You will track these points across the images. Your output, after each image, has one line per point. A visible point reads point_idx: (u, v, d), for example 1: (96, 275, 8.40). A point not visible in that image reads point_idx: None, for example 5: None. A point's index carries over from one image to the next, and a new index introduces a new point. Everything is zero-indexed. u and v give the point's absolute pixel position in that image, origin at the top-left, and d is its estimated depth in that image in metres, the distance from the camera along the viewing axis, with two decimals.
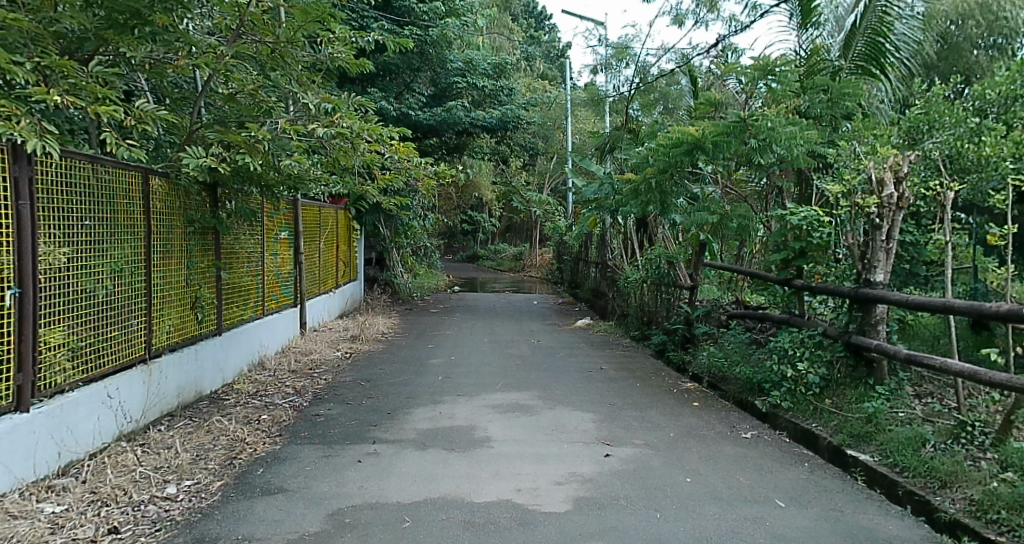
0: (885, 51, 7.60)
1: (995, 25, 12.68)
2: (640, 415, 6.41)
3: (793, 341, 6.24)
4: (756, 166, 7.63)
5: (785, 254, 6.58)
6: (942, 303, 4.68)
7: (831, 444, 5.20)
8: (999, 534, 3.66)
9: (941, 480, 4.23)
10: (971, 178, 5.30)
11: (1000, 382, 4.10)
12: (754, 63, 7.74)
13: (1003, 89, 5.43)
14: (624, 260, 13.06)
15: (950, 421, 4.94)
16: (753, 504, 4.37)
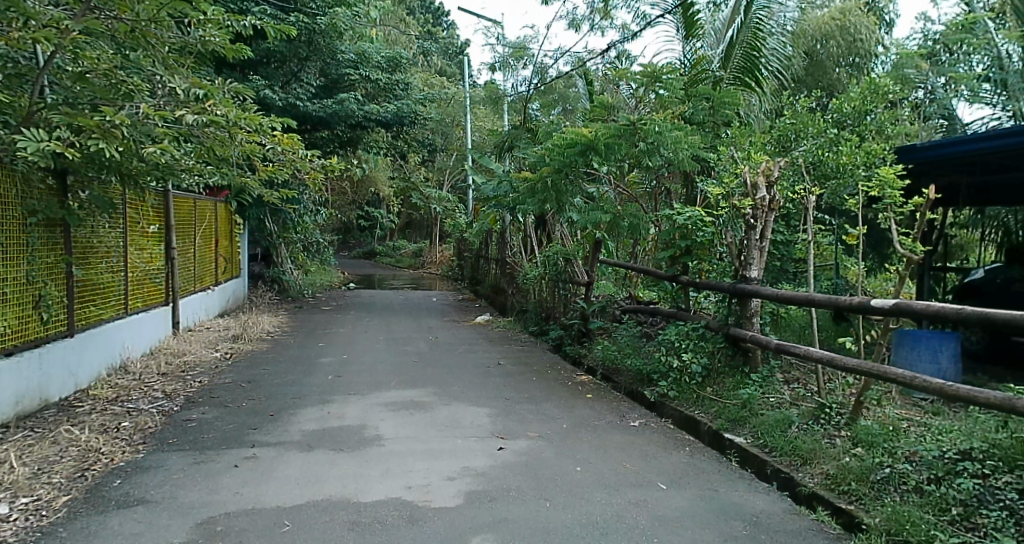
0: (759, 64, 8.28)
1: (853, 46, 13.74)
2: (535, 408, 6.67)
3: (679, 334, 6.59)
4: (644, 167, 8.00)
5: (672, 252, 6.95)
6: (805, 297, 5.11)
7: (710, 429, 5.60)
8: (849, 503, 4.09)
9: (802, 458, 4.67)
10: (831, 184, 5.83)
11: (853, 368, 4.56)
12: (643, 70, 7.96)
13: (857, 104, 6.06)
14: (523, 256, 13.29)
15: (813, 403, 5.46)
16: (638, 488, 4.69)
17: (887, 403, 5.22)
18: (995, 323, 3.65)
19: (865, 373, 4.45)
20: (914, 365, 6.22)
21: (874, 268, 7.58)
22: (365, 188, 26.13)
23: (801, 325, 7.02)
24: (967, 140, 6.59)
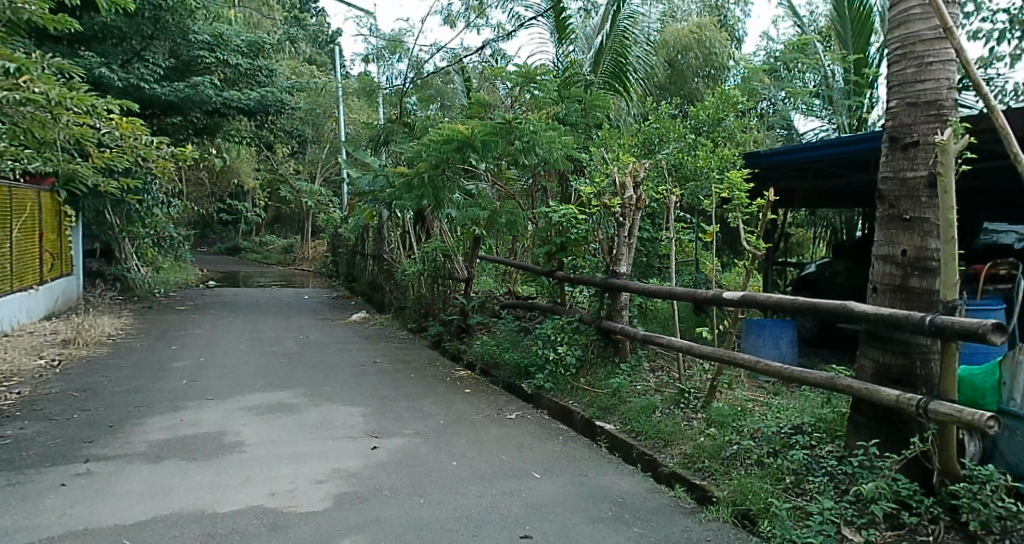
0: (627, 71, 8.83)
1: (709, 59, 14.55)
2: (412, 405, 6.78)
3: (554, 328, 6.87)
4: (521, 165, 8.27)
5: (548, 248, 7.25)
6: (668, 291, 5.48)
7: (583, 418, 5.89)
8: (703, 478, 4.45)
9: (663, 440, 5.03)
10: (690, 186, 6.29)
11: (707, 355, 4.95)
12: (517, 70, 8.15)
13: (712, 112, 6.72)
14: (402, 253, 13.21)
15: (673, 389, 5.87)
16: (513, 479, 4.90)
17: (736, 386, 5.71)
18: (821, 311, 4.08)
19: (719, 360, 4.85)
20: (759, 350, 6.90)
21: (729, 264, 8.16)
22: (226, 178, 25.10)
23: (666, 317, 7.50)
24: (796, 148, 7.31)
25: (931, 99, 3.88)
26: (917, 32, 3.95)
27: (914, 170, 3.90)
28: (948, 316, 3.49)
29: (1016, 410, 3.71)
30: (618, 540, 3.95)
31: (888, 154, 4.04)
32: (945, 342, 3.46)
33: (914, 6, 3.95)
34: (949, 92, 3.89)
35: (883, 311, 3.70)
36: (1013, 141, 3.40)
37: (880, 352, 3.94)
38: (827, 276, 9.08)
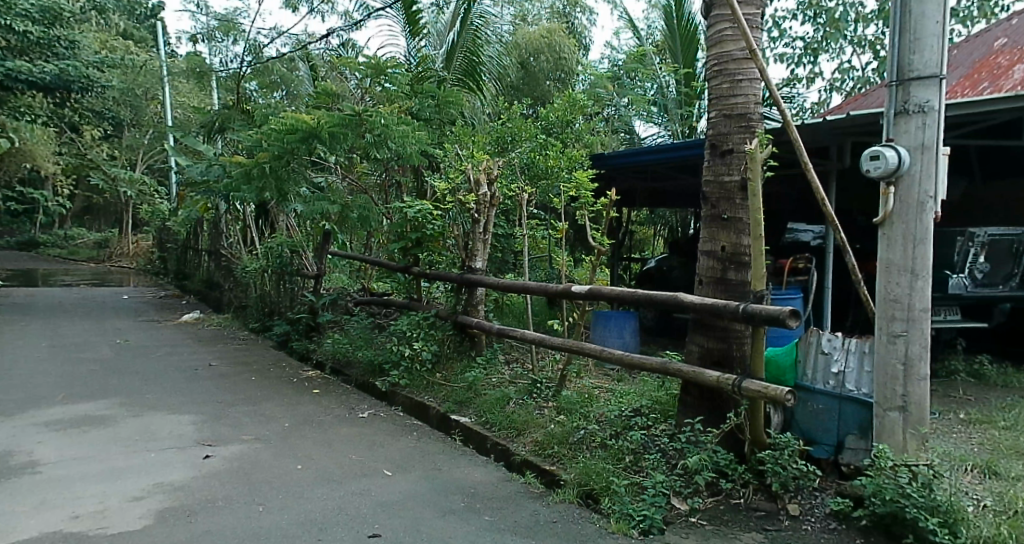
0: (479, 70, 9.13)
1: (559, 63, 15.08)
2: (250, 410, 6.60)
3: (411, 323, 6.91)
4: (374, 159, 8.18)
5: (404, 244, 7.25)
6: (522, 285, 5.70)
7: (439, 412, 5.97)
8: (552, 464, 4.68)
9: (516, 429, 5.22)
10: (542, 184, 6.60)
11: (557, 347, 5.22)
12: (369, 62, 8.00)
13: (560, 114, 7.23)
14: (242, 249, 12.81)
15: (527, 379, 6.13)
16: (364, 478, 4.89)
17: (585, 374, 6.15)
18: (656, 302, 4.42)
19: (569, 351, 5.11)
20: (605, 340, 7.28)
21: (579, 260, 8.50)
22: (17, 166, 22.64)
23: (520, 310, 7.74)
24: (633, 152, 7.78)
25: (742, 111, 4.30)
26: (729, 52, 4.34)
27: (730, 174, 4.30)
28: (758, 304, 3.90)
29: (807, 382, 4.25)
30: (467, 532, 4.04)
31: (708, 160, 4.41)
32: (755, 327, 3.86)
33: (726, 28, 4.34)
34: (756, 106, 4.33)
35: (707, 301, 4.07)
36: (804, 154, 3.89)
37: (704, 338, 4.33)
38: (666, 269, 9.75)
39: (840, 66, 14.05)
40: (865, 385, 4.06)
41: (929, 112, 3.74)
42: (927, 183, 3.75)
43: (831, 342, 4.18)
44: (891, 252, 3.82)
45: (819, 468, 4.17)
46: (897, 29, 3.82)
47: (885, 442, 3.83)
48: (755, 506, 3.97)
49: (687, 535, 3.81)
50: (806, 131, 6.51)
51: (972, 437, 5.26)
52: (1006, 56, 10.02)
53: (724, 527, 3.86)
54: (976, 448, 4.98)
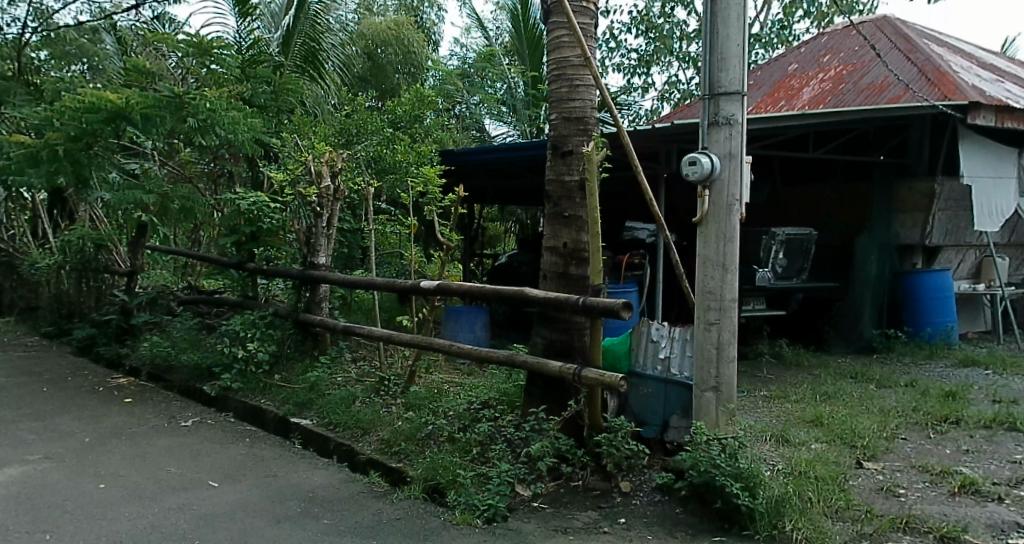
0: (319, 56, 9.56)
1: (408, 57, 15.01)
2: (45, 426, 6.09)
3: (244, 323, 6.68)
4: (198, 146, 7.75)
5: (238, 237, 7.01)
6: (367, 281, 5.69)
7: (277, 416, 5.78)
8: (398, 460, 4.69)
9: (362, 428, 5.19)
10: (390, 177, 6.77)
11: (405, 342, 5.26)
12: (193, 42, 7.31)
13: (408, 109, 7.37)
14: (31, 244, 11.73)
15: (375, 376, 6.16)
16: (183, 492, 4.62)
17: (434, 371, 6.21)
18: (501, 295, 4.56)
19: (417, 346, 5.16)
20: (455, 335, 7.49)
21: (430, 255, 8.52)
22: None
23: (369, 306, 7.61)
24: (480, 150, 7.95)
25: (579, 115, 4.52)
26: (566, 57, 4.54)
27: (570, 174, 4.51)
28: (594, 297, 4.12)
29: (639, 369, 4.58)
30: (304, 536, 3.92)
31: (550, 160, 4.59)
32: (593, 319, 4.07)
33: (562, 35, 4.53)
34: (592, 110, 4.57)
35: (549, 295, 4.24)
36: (634, 156, 4.11)
37: (548, 330, 4.51)
38: (516, 264, 10.06)
39: (669, 78, 15.02)
40: (687, 369, 4.37)
41: (735, 124, 4.08)
42: (735, 188, 4.10)
43: (659, 330, 4.51)
44: (707, 249, 4.15)
45: (648, 447, 4.47)
46: (706, 48, 4.14)
47: (701, 419, 4.14)
48: (591, 487, 4.21)
49: (528, 519, 3.97)
50: (639, 136, 6.90)
51: (773, 411, 5.85)
52: (797, 80, 11.11)
53: (563, 508, 4.07)
54: (773, 420, 5.54)
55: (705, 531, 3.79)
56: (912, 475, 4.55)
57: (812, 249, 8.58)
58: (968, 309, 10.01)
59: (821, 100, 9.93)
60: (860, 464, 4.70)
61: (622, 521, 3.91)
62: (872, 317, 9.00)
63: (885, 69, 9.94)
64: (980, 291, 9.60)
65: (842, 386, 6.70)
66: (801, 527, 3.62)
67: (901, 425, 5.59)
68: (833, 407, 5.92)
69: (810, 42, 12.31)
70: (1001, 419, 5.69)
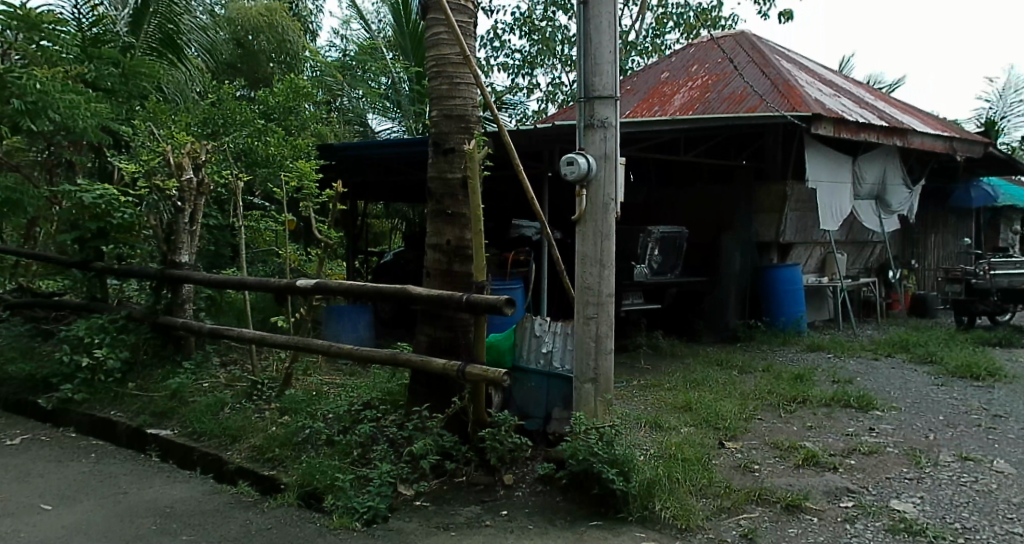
0: (176, 40, 9.15)
1: (283, 46, 14.49)
2: None
3: (90, 329, 6.20)
4: (26, 131, 6.97)
5: (81, 234, 6.61)
6: (238, 280, 5.52)
7: (129, 428, 5.46)
8: (271, 468, 4.57)
9: (231, 436, 5.01)
10: (261, 171, 6.75)
11: (280, 343, 5.13)
12: (22, 13, 6.82)
13: (282, 100, 7.41)
14: None
15: (245, 381, 5.98)
16: (13, 516, 4.25)
17: (314, 372, 6.20)
18: (383, 293, 4.50)
19: (293, 347, 5.04)
20: (339, 334, 7.59)
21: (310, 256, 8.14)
22: None
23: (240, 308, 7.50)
24: (360, 145, 7.86)
25: (460, 113, 4.56)
26: (446, 55, 4.55)
27: (453, 172, 4.53)
28: (477, 294, 4.16)
29: (523, 363, 4.67)
30: None
31: (432, 157, 4.61)
32: (477, 315, 4.11)
33: (441, 32, 4.53)
34: (472, 109, 4.61)
35: (434, 293, 4.25)
36: (515, 156, 4.19)
37: (432, 328, 4.53)
38: (399, 263, 10.00)
39: (553, 79, 15.33)
40: (569, 362, 4.54)
41: (609, 127, 4.24)
42: (610, 189, 4.26)
43: (542, 326, 4.66)
44: (585, 246, 4.28)
45: (531, 440, 4.57)
46: (581, 53, 4.26)
47: (581, 409, 4.27)
48: (474, 481, 4.26)
49: (410, 518, 3.96)
50: (520, 135, 6.99)
51: (647, 399, 6.10)
52: (669, 87, 11.59)
53: (445, 504, 4.09)
54: (645, 407, 5.78)
55: (582, 517, 3.91)
56: (766, 451, 4.89)
57: (683, 246, 9.01)
58: (814, 301, 10.83)
59: (690, 107, 10.40)
60: (722, 444, 5.00)
61: (504, 513, 3.98)
62: (736, 308, 9.66)
63: (746, 81, 10.53)
64: (825, 283, 10.41)
65: (709, 373, 7.07)
66: (670, 505, 3.84)
67: (758, 406, 5.97)
68: (700, 393, 6.25)
69: (679, 52, 12.91)
70: (840, 397, 6.21)
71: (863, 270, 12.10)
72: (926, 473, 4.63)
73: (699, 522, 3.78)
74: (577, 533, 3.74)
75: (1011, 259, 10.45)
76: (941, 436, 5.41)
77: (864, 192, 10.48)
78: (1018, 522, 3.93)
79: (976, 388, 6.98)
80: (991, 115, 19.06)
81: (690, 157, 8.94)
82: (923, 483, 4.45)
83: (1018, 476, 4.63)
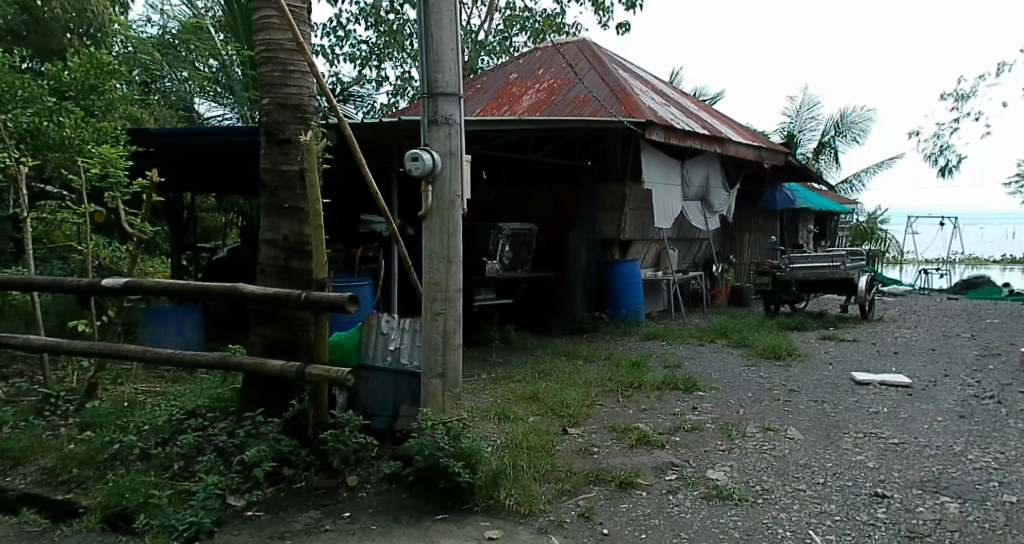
0: None
1: None
2: None
3: None
4: None
5: None
6: (23, 281, 4.92)
7: None
8: (66, 492, 4.21)
9: (14, 458, 4.56)
10: (54, 156, 6.12)
11: (80, 350, 4.67)
12: None
13: (81, 75, 6.60)
14: None
15: (36, 394, 5.46)
16: None
17: (125, 380, 5.83)
18: (210, 293, 4.23)
19: (100, 354, 4.57)
20: (159, 336, 7.12)
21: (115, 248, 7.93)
22: None
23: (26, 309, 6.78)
24: (178, 131, 7.46)
25: (295, 102, 4.42)
26: (278, 41, 4.41)
27: (289, 164, 4.40)
28: (317, 292, 4.05)
29: (368, 361, 4.61)
30: None
31: (264, 148, 4.44)
32: (317, 314, 4.00)
33: (271, 16, 4.38)
34: (309, 99, 4.49)
35: (267, 291, 4.09)
36: (358, 148, 4.14)
37: (268, 328, 4.40)
38: (228, 260, 9.60)
39: (403, 74, 15.17)
40: (416, 358, 4.56)
41: (453, 124, 4.27)
42: (456, 185, 4.30)
43: (389, 323, 4.62)
44: (432, 242, 4.29)
45: (378, 439, 4.53)
46: (422, 48, 4.26)
47: (429, 405, 4.28)
48: (314, 486, 4.15)
49: (240, 529, 3.78)
50: (363, 127, 6.81)
51: (495, 391, 6.20)
52: (519, 88, 11.82)
53: (280, 512, 3.95)
54: (493, 400, 5.88)
55: (429, 511, 3.92)
56: (604, 434, 5.14)
57: (532, 243, 9.20)
58: (650, 294, 11.49)
59: (538, 109, 10.64)
60: (565, 430, 5.19)
61: (346, 515, 3.91)
62: (582, 300, 10.01)
63: (588, 87, 10.93)
64: (660, 278, 11.01)
65: (555, 363, 7.32)
66: (513, 493, 3.95)
67: (599, 393, 6.25)
68: (546, 383, 6.44)
69: (529, 54, 13.18)
70: (669, 380, 6.63)
71: (692, 264, 12.93)
72: (737, 444, 5.06)
73: (540, 507, 3.92)
74: (421, 528, 3.75)
75: (808, 253, 11.33)
76: (749, 411, 5.93)
77: (692, 193, 11.19)
78: (803, 481, 4.42)
79: (778, 366, 7.72)
80: (796, 125, 21.03)
81: (538, 156, 9.15)
82: (733, 453, 4.86)
83: (808, 441, 5.16)
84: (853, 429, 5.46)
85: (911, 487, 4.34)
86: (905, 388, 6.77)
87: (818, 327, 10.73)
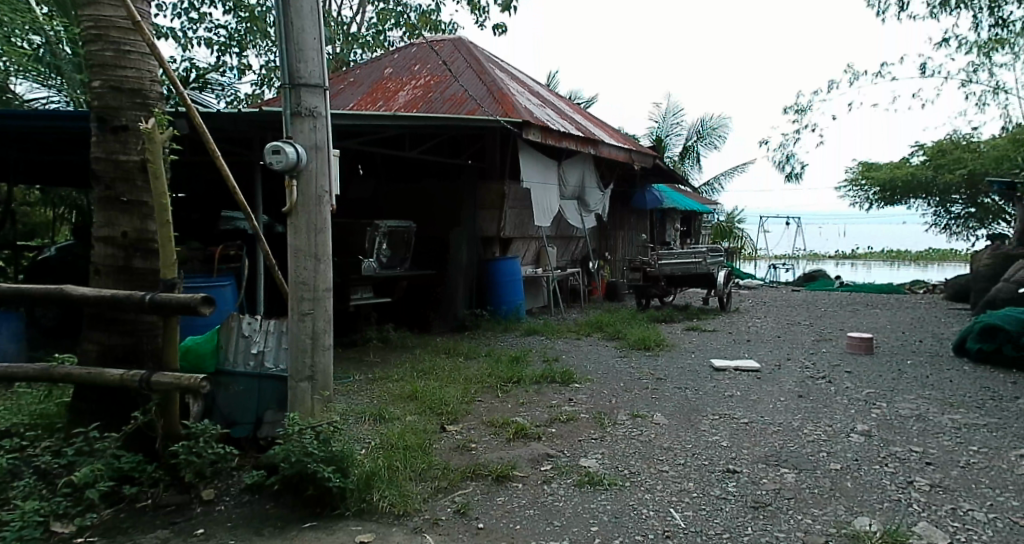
0: None
1: None
2: None
3: None
4: None
5: None
6: None
7: None
8: None
9: None
10: None
11: None
12: None
13: None
14: None
15: None
16: None
17: None
18: (32, 296, 3.86)
19: None
20: None
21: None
22: None
23: None
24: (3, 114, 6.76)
25: (134, 87, 4.15)
26: (109, 18, 4.11)
27: (127, 154, 4.12)
28: (165, 293, 3.82)
29: (228, 366, 4.36)
30: None
31: (97, 135, 4.13)
32: (164, 318, 3.79)
33: None
34: (151, 83, 4.23)
35: (105, 293, 3.82)
36: (209, 138, 3.95)
37: (105, 334, 4.12)
38: (60, 260, 8.81)
39: (268, 62, 14.64)
40: (283, 361, 4.46)
41: (317, 117, 4.14)
42: (323, 180, 4.16)
43: (252, 325, 4.47)
44: (298, 239, 4.14)
45: (239, 448, 4.33)
46: (280, 35, 4.08)
47: (297, 410, 4.14)
48: (163, 503, 3.90)
49: None
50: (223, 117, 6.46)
51: (372, 392, 6.06)
52: (393, 84, 11.64)
53: (120, 536, 3.67)
54: (371, 401, 5.74)
55: (295, 520, 3.77)
56: (482, 430, 5.14)
57: (410, 240, 9.09)
58: (531, 289, 11.61)
59: (413, 105, 10.54)
60: (443, 428, 5.14)
61: (199, 532, 3.70)
62: (464, 297, 10.00)
63: (463, 85, 10.92)
64: (538, 274, 11.16)
65: (436, 361, 7.27)
66: (387, 494, 3.88)
67: (479, 390, 6.21)
68: (426, 382, 6.36)
69: (402, 50, 13.01)
70: (547, 374, 6.72)
71: (569, 261, 13.20)
72: (607, 432, 5.18)
73: (415, 506, 3.88)
74: (287, 538, 3.60)
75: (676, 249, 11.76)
76: (619, 399, 6.10)
77: (568, 192, 11.42)
78: (667, 463, 4.58)
79: (647, 356, 8.02)
80: (662, 128, 21.90)
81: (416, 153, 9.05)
82: (604, 441, 4.98)
83: (671, 425, 5.37)
84: (709, 412, 5.74)
85: (757, 462, 4.60)
86: (755, 372, 7.19)
87: (683, 319, 11.21)
